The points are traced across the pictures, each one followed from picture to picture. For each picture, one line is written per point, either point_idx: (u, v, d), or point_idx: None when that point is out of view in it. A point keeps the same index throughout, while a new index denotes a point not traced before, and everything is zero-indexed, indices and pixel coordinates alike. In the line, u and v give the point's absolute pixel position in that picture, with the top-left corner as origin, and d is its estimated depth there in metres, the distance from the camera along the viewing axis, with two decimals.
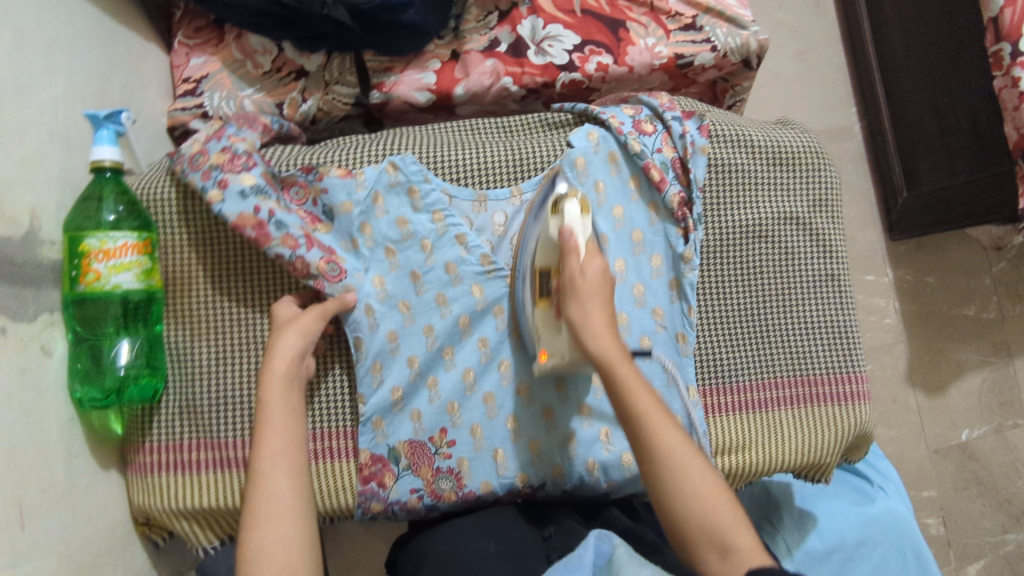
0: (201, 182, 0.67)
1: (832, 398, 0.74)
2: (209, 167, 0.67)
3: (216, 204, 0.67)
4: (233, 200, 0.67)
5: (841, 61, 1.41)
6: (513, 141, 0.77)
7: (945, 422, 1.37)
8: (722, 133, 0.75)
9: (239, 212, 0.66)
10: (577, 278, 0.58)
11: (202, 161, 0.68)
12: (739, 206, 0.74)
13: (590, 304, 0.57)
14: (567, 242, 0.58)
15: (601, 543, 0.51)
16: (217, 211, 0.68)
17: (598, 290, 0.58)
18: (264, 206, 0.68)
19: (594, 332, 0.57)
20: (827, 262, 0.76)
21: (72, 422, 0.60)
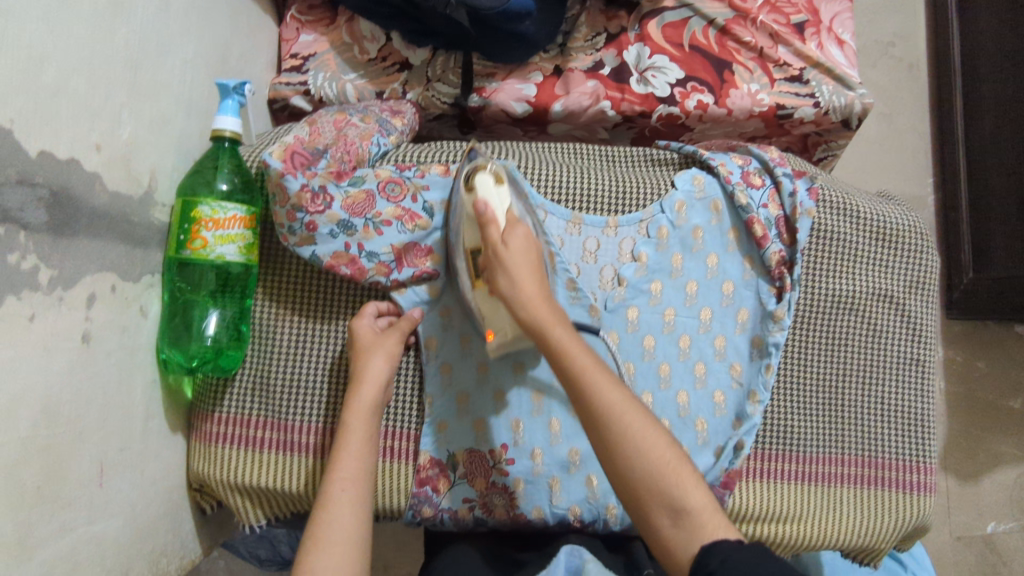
0: (288, 224, 0.63)
1: (898, 484, 0.73)
2: (293, 207, 0.62)
3: (309, 246, 0.64)
4: (324, 241, 0.65)
5: (925, 129, 1.37)
6: (617, 171, 0.75)
7: (973, 512, 1.34)
8: (831, 199, 0.73)
9: (332, 253, 0.65)
10: (501, 251, 0.58)
11: (285, 202, 0.62)
12: (836, 275, 0.73)
13: (522, 274, 0.57)
14: (483, 216, 0.59)
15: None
16: (308, 253, 0.65)
17: (525, 252, 0.59)
18: (353, 241, 0.65)
19: (526, 300, 0.56)
20: (913, 346, 0.74)
21: (153, 382, 0.61)
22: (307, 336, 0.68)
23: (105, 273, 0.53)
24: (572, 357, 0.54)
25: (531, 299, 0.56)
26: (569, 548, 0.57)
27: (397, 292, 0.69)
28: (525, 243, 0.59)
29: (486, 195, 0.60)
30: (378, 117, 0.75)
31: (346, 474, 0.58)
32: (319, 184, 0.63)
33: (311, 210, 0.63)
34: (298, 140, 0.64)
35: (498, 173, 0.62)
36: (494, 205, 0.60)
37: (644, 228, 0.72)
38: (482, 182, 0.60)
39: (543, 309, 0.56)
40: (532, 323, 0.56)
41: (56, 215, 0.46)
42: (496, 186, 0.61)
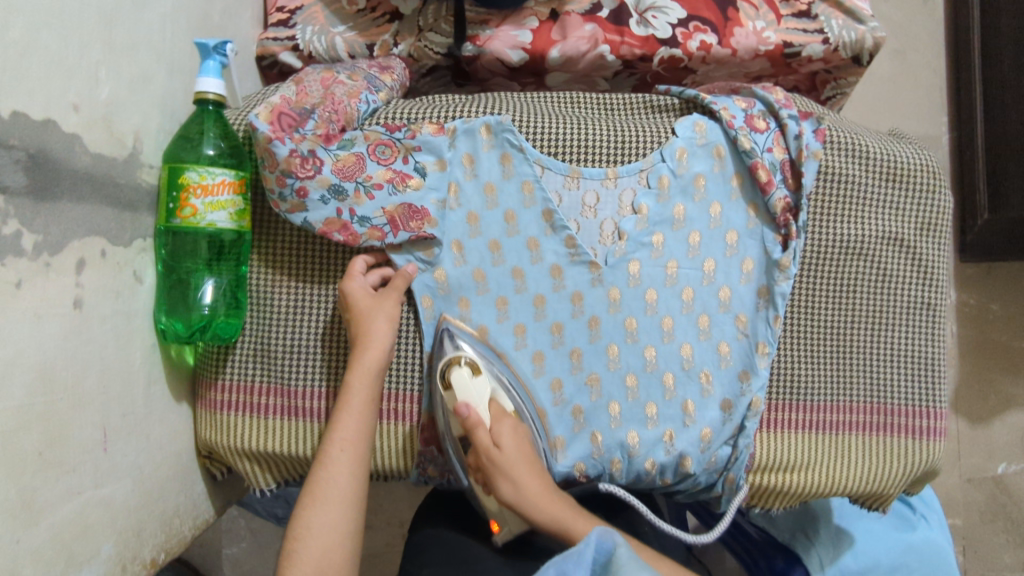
0: (278, 190, 0.61)
1: (907, 430, 0.72)
2: (281, 172, 0.60)
3: (300, 213, 0.62)
4: (315, 207, 0.62)
5: (941, 65, 1.32)
6: (615, 119, 0.72)
7: (983, 454, 1.35)
8: (839, 140, 0.70)
9: (325, 220, 0.62)
10: (495, 454, 0.63)
11: (271, 166, 0.59)
12: (844, 220, 0.70)
13: (517, 475, 0.62)
14: (467, 419, 0.63)
15: (602, 540, 0.51)
16: (301, 221, 0.63)
17: (518, 447, 0.64)
18: (345, 206, 0.63)
19: (534, 498, 0.62)
20: (924, 290, 0.72)
21: (153, 350, 0.61)
22: (305, 300, 0.67)
23: (94, 238, 0.52)
24: (575, 527, 0.62)
25: (537, 499, 0.62)
26: (600, 530, 0.51)
27: (392, 250, 0.67)
28: (516, 436, 0.65)
29: (464, 391, 0.64)
30: (366, 74, 0.71)
31: (346, 433, 0.61)
32: (307, 148, 0.61)
33: (301, 176, 0.60)
34: (285, 100, 0.61)
35: (473, 363, 0.65)
36: (478, 407, 0.64)
37: (644, 178, 0.70)
38: (458, 378, 0.64)
39: (548, 502, 0.62)
40: (542, 520, 0.62)
41: (36, 179, 0.45)
42: (473, 377, 0.65)
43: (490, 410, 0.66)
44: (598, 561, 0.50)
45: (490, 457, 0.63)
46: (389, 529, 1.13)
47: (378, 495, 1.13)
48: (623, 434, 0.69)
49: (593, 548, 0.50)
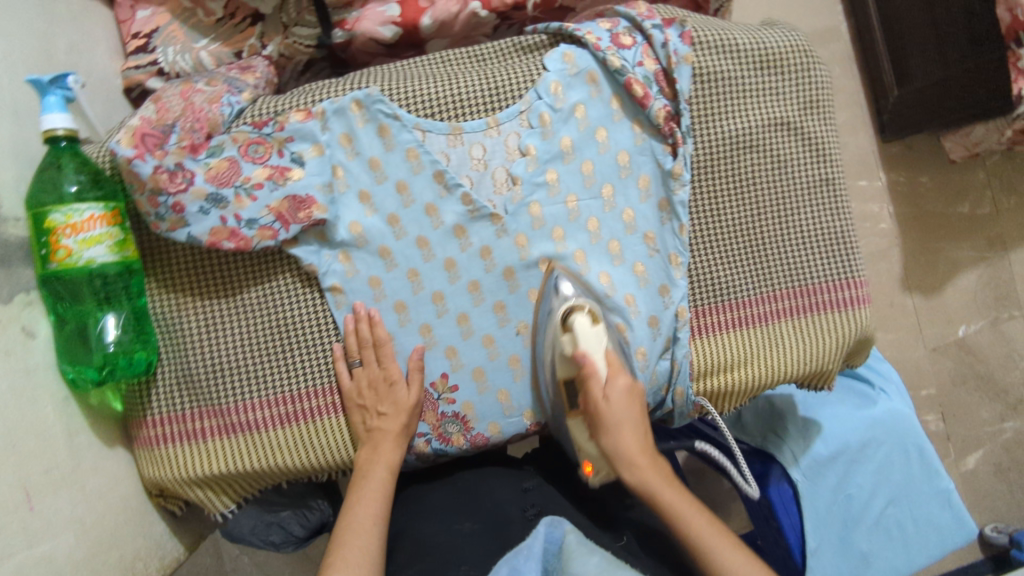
0: (153, 211, 0.59)
1: (833, 305, 0.74)
2: (152, 192, 0.58)
3: (182, 229, 0.61)
4: (196, 219, 0.61)
5: None
6: (487, 67, 0.71)
7: (943, 321, 1.53)
8: (706, 39, 0.70)
9: (210, 230, 0.61)
10: (603, 406, 0.63)
11: (139, 186, 0.58)
12: (728, 116, 0.71)
13: (621, 434, 0.63)
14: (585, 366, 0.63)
15: (551, 530, 0.53)
16: (184, 237, 0.61)
17: (627, 403, 0.64)
18: (228, 213, 0.62)
19: (626, 450, 0.63)
20: (820, 166, 0.74)
21: (67, 400, 0.60)
22: (212, 318, 0.67)
23: None
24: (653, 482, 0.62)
25: (634, 438, 0.63)
26: (548, 520, 0.54)
27: (287, 246, 0.66)
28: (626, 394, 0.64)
29: (585, 341, 0.64)
30: (225, 77, 0.69)
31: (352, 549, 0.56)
32: (174, 163, 0.60)
33: (173, 191, 0.59)
34: (145, 121, 0.61)
35: (592, 312, 0.65)
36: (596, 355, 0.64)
37: (525, 119, 0.70)
38: (578, 322, 0.64)
39: (633, 449, 0.63)
40: (624, 458, 0.63)
41: None
42: (594, 325, 0.65)
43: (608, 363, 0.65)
44: (547, 551, 0.52)
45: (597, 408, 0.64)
46: None
47: None
48: None
49: (542, 539, 0.52)
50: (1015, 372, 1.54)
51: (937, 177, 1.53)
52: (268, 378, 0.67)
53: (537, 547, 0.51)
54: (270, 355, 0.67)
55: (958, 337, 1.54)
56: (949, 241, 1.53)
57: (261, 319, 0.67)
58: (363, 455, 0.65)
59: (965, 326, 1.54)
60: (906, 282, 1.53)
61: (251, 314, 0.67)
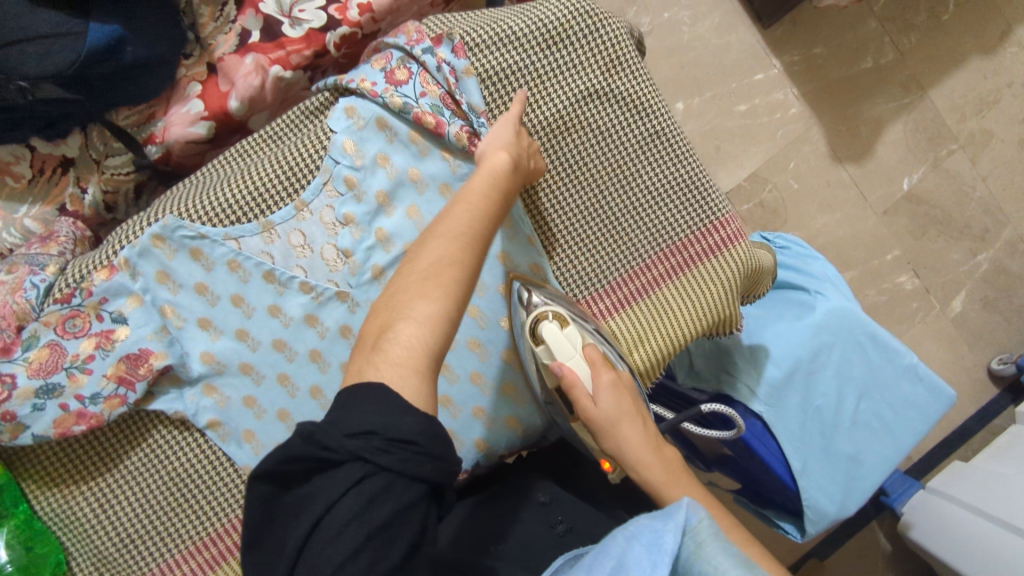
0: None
1: (706, 253, 0.72)
2: None
3: (25, 432, 0.61)
4: (35, 417, 0.61)
5: None
6: (278, 148, 0.68)
7: (884, 181, 1.49)
8: (479, 39, 0.67)
9: (53, 423, 0.61)
10: (591, 411, 0.56)
11: None
12: (532, 108, 0.68)
13: (621, 430, 0.55)
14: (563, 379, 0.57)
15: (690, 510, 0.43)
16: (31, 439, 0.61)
17: (616, 395, 0.57)
18: (65, 398, 0.61)
19: (630, 450, 0.55)
20: (646, 120, 0.71)
21: None
22: (101, 497, 0.65)
23: None
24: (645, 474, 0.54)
25: (631, 447, 0.55)
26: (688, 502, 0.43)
27: (145, 405, 0.65)
28: (614, 386, 0.57)
29: (560, 347, 0.60)
30: (26, 258, 0.68)
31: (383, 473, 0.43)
32: None
33: None
34: None
35: (558, 316, 0.62)
36: (579, 369, 0.59)
37: (332, 189, 0.67)
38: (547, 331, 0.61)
39: (640, 447, 0.55)
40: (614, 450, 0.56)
41: None
42: (564, 328, 0.62)
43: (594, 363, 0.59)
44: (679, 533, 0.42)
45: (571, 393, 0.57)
46: None
47: None
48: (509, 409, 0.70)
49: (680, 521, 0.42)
50: (972, 204, 1.51)
51: (832, 43, 1.48)
52: (183, 530, 0.67)
53: (679, 526, 0.41)
54: (176, 508, 0.66)
55: (905, 191, 1.50)
56: (862, 100, 1.49)
57: (152, 479, 0.66)
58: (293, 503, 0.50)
59: (908, 177, 1.49)
60: (835, 155, 1.48)
61: (140, 478, 0.66)
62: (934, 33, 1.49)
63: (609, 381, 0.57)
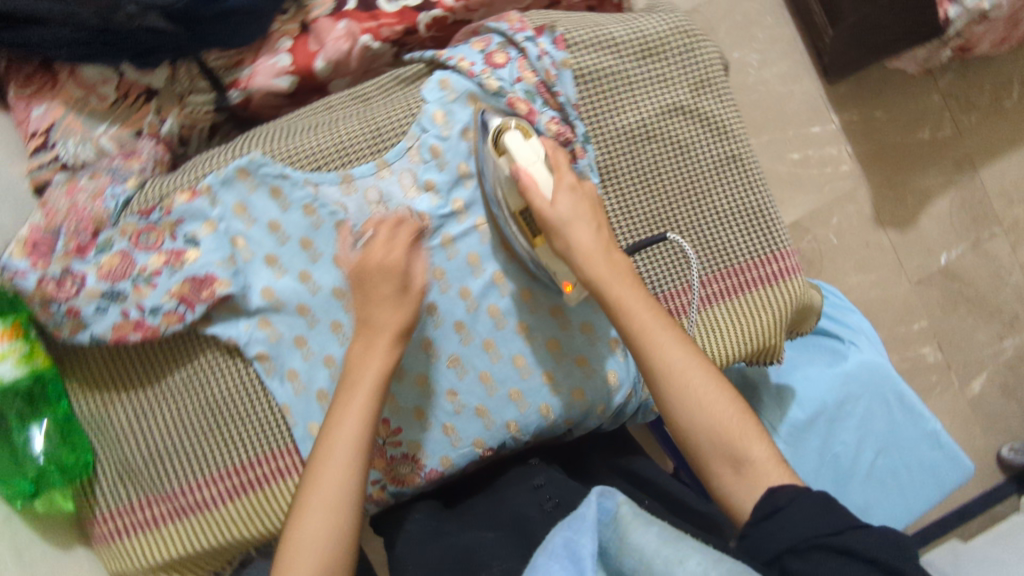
0: (50, 320, 0.61)
1: (760, 280, 0.73)
2: (42, 302, 0.60)
3: (83, 331, 0.62)
4: (96, 318, 0.62)
5: None
6: (368, 107, 0.71)
7: (923, 252, 1.50)
8: (580, 38, 0.69)
9: (111, 328, 0.62)
10: (547, 211, 0.60)
11: (30, 298, 0.60)
12: (618, 111, 0.70)
13: (573, 229, 0.59)
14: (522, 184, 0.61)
15: (604, 500, 0.49)
16: (86, 339, 0.62)
17: (586, 213, 0.60)
18: (128, 306, 0.63)
19: (588, 252, 0.59)
20: (724, 143, 0.73)
21: (9, 516, 0.63)
22: (139, 409, 0.67)
23: None
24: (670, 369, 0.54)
25: (590, 253, 0.59)
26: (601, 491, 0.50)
27: (203, 328, 0.67)
28: (580, 203, 0.61)
29: (520, 153, 0.62)
30: (109, 168, 0.69)
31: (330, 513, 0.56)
32: (60, 269, 0.61)
33: (64, 298, 0.61)
34: (34, 228, 0.63)
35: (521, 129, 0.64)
36: (537, 175, 0.61)
37: (416, 154, 0.69)
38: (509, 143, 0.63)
39: (604, 267, 0.58)
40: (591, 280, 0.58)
41: None
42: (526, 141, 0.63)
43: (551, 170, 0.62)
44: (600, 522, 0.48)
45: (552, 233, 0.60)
46: None
47: None
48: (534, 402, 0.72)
49: (595, 508, 0.48)
50: (1006, 290, 1.51)
51: (892, 108, 1.49)
52: (209, 455, 0.68)
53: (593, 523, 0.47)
54: (205, 434, 0.68)
55: (942, 265, 1.50)
56: (913, 170, 1.50)
57: (190, 400, 0.68)
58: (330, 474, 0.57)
59: (946, 253, 1.50)
60: (879, 219, 1.49)
61: (179, 397, 0.68)
62: (994, 117, 1.51)
63: (569, 185, 0.61)
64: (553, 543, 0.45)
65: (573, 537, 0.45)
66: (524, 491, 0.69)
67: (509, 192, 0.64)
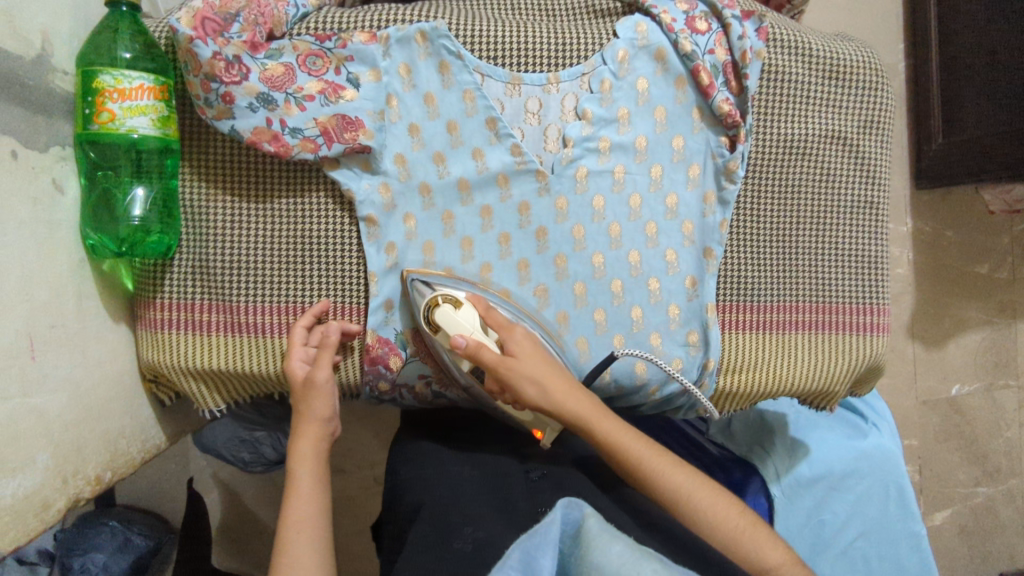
0: (203, 96, 0.60)
1: (849, 325, 0.75)
2: (206, 76, 0.59)
3: (226, 120, 0.61)
4: (243, 114, 0.61)
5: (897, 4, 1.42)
6: (557, 24, 0.71)
7: (938, 376, 1.50)
8: (781, 38, 0.70)
9: (252, 128, 0.61)
10: (511, 365, 0.62)
11: (195, 68, 0.58)
12: (787, 118, 0.71)
13: (544, 386, 0.63)
14: (467, 349, 0.61)
15: (569, 512, 0.46)
16: (226, 129, 0.62)
17: (532, 356, 0.63)
18: (274, 117, 0.62)
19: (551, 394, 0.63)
20: (865, 187, 0.74)
21: (83, 265, 0.60)
22: (236, 216, 0.66)
23: (2, 138, 0.50)
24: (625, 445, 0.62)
25: (560, 394, 0.63)
26: (565, 503, 0.46)
27: (329, 169, 0.65)
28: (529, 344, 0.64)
29: (453, 325, 0.62)
30: None
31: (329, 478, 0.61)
32: (233, 54, 0.60)
33: (227, 81, 0.59)
34: (208, 4, 0.60)
35: (452, 298, 0.63)
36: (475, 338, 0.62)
37: (586, 83, 0.69)
38: (442, 314, 0.62)
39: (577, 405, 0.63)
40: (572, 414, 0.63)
41: None
42: (459, 308, 0.62)
43: (489, 328, 0.64)
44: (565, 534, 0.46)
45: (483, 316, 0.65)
46: (361, 471, 1.18)
47: (352, 441, 1.18)
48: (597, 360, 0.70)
49: (559, 523, 0.45)
50: (999, 440, 1.50)
51: (964, 233, 1.48)
52: (284, 287, 0.67)
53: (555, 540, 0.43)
54: (289, 267, 0.67)
55: (951, 395, 1.50)
56: (959, 297, 1.48)
57: (287, 228, 0.66)
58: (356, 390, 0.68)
59: (959, 384, 1.50)
60: (911, 329, 1.49)
61: (278, 222, 0.66)
62: None
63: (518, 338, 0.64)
64: (509, 559, 0.41)
65: (532, 557, 0.41)
66: (511, 463, 0.69)
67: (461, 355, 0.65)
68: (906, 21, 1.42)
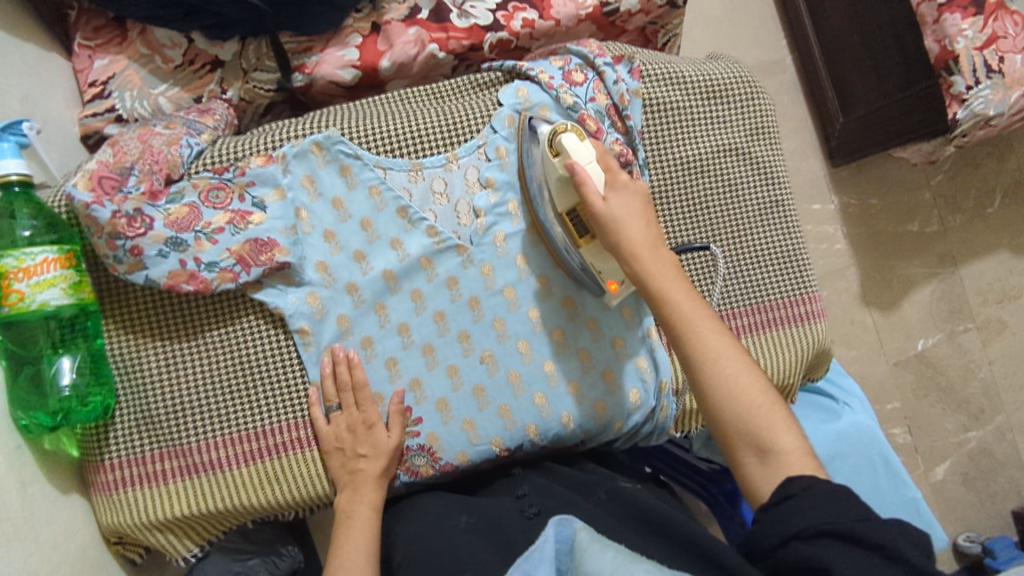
0: (111, 253, 0.61)
1: (788, 319, 0.77)
2: (109, 236, 0.60)
3: (140, 272, 0.62)
4: (155, 262, 0.62)
5: (769, 5, 1.51)
6: (445, 106, 0.74)
7: (902, 336, 1.52)
8: (654, 72, 0.75)
9: (167, 273, 0.62)
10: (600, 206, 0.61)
11: (98, 232, 0.60)
12: (678, 142, 0.75)
13: (626, 227, 0.60)
14: (575, 176, 0.61)
15: (562, 529, 0.45)
16: (141, 279, 0.63)
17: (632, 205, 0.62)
18: (187, 257, 0.63)
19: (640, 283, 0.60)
20: (767, 187, 0.78)
21: (20, 449, 0.58)
22: (168, 359, 0.66)
23: None
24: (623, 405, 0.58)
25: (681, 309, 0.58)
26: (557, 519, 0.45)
27: (252, 292, 0.66)
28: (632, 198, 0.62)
29: (576, 154, 0.63)
30: (185, 120, 0.71)
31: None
32: (132, 208, 0.61)
33: (131, 235, 0.60)
34: (101, 163, 0.63)
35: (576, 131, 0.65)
36: (592, 172, 0.62)
37: (484, 153, 0.72)
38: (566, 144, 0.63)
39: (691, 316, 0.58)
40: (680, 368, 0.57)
41: None
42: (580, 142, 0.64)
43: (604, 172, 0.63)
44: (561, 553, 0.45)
45: (350, 372, 0.67)
46: None
47: None
48: (554, 413, 0.71)
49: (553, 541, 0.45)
50: (974, 382, 1.52)
51: (888, 197, 1.54)
52: (231, 416, 0.67)
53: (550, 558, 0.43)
54: (231, 395, 0.67)
55: (918, 350, 1.53)
56: (900, 258, 1.53)
57: (221, 359, 0.67)
58: (345, 500, 0.65)
59: (923, 339, 1.52)
60: (864, 297, 1.53)
61: (212, 354, 0.67)
62: (975, 221, 1.53)
63: (624, 185, 0.62)
64: None
65: None
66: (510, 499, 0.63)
67: (559, 191, 0.65)
68: (781, 19, 1.51)
